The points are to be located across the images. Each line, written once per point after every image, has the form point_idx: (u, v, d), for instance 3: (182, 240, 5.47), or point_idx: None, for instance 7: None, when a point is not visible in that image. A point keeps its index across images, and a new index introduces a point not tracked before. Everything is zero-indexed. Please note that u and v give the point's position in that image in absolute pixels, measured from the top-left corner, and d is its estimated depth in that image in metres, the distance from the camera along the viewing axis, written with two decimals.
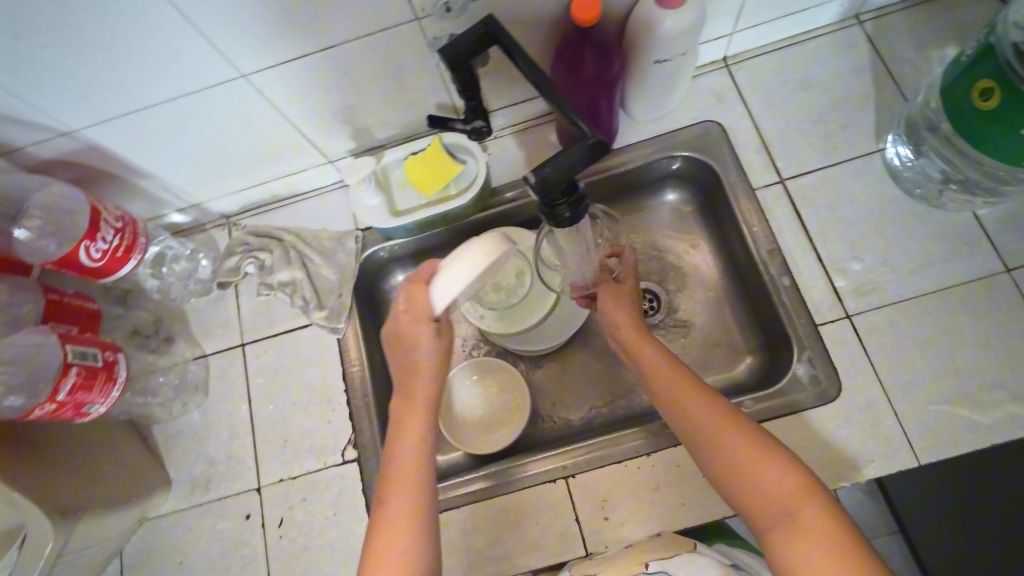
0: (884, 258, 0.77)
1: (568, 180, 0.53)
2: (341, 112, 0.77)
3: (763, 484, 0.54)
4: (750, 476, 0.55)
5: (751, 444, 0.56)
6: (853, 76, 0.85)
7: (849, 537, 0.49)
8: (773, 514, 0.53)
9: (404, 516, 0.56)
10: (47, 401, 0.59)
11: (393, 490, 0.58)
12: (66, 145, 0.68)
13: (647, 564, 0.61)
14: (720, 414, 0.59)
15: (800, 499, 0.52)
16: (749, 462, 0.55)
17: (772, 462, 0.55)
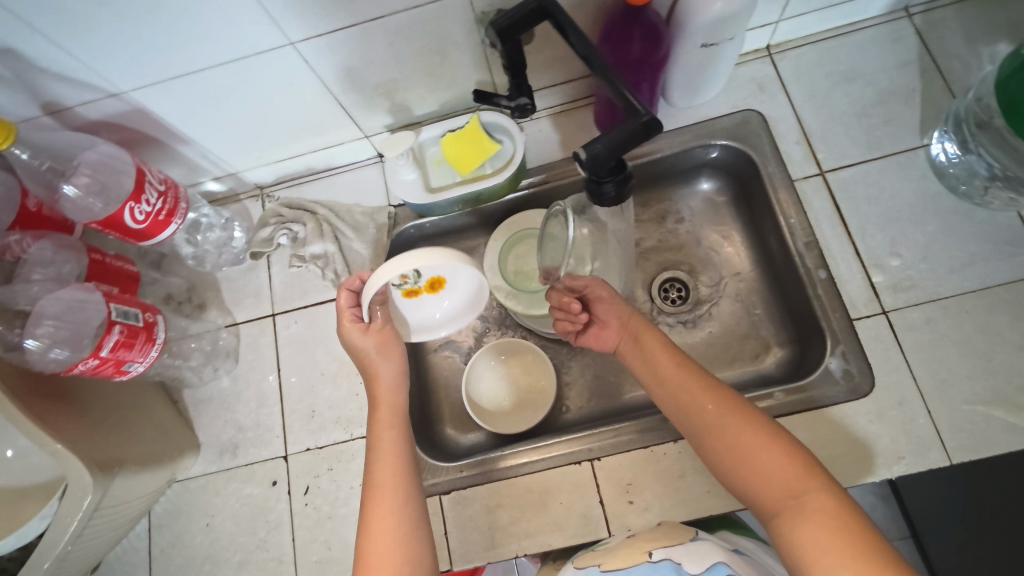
0: (924, 255, 0.76)
1: (617, 157, 0.55)
2: (383, 85, 0.77)
3: (767, 469, 0.55)
4: (753, 463, 0.55)
5: (754, 431, 0.57)
6: (899, 70, 0.84)
7: (853, 518, 0.50)
8: (777, 499, 0.53)
9: (388, 514, 0.59)
10: (91, 356, 0.60)
11: (377, 489, 0.61)
12: (113, 107, 0.69)
13: (650, 553, 0.61)
14: (721, 401, 0.60)
15: (804, 483, 0.53)
16: (752, 449, 0.56)
17: (775, 447, 0.55)
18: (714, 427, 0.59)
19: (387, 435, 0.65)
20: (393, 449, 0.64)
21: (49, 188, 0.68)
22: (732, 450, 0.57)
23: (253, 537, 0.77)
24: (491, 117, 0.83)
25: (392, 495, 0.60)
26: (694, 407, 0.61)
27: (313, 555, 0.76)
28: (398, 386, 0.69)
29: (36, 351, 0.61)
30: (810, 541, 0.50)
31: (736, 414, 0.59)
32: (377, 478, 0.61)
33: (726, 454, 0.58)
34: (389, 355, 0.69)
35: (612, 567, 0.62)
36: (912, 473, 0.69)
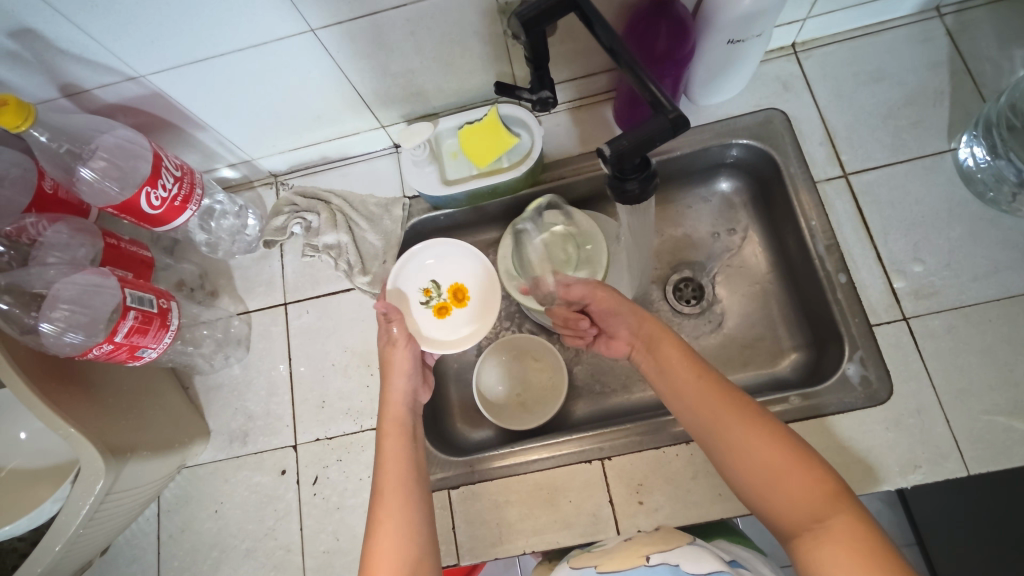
0: (947, 262, 0.74)
1: (642, 154, 0.53)
2: (402, 75, 0.76)
3: (790, 488, 0.53)
4: (775, 482, 0.54)
5: (775, 446, 0.55)
6: (928, 71, 0.82)
7: (879, 541, 0.48)
8: (801, 521, 0.51)
9: (397, 526, 0.59)
10: (106, 341, 0.60)
11: (383, 500, 0.61)
12: (131, 90, 0.69)
13: (648, 557, 0.61)
14: (742, 414, 0.58)
15: (828, 505, 0.51)
16: (774, 467, 0.54)
17: (796, 465, 0.54)
18: (733, 442, 0.57)
19: (391, 451, 0.66)
20: (397, 464, 0.65)
21: (65, 169, 0.67)
22: (753, 468, 0.55)
23: (261, 525, 0.78)
24: (509, 110, 0.82)
25: (397, 508, 0.61)
26: (713, 420, 0.59)
27: (321, 545, 0.76)
28: (403, 405, 0.72)
29: (51, 335, 0.61)
30: (835, 564, 0.48)
31: (758, 429, 0.57)
32: (384, 492, 0.62)
33: (748, 471, 0.56)
34: (399, 371, 0.73)
35: (608, 569, 0.62)
36: (929, 482, 0.68)
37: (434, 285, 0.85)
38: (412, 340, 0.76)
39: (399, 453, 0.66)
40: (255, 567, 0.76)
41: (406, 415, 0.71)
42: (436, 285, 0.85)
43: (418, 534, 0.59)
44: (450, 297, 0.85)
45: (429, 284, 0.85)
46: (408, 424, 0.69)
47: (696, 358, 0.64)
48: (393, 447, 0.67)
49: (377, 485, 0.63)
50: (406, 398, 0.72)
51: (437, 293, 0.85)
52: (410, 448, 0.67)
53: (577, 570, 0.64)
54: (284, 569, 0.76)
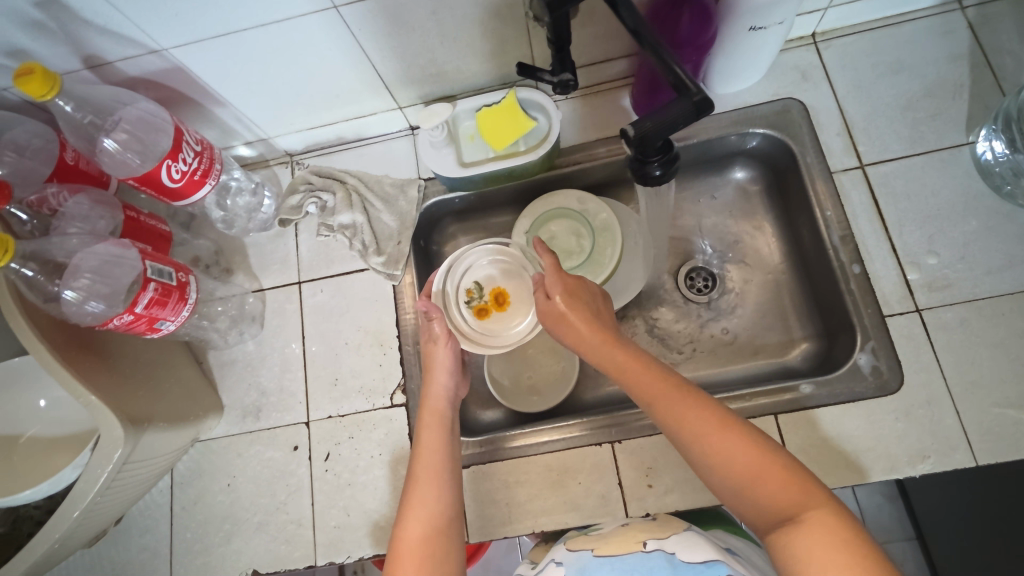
0: (962, 254, 0.75)
1: (665, 137, 0.53)
2: (422, 55, 0.76)
3: (764, 486, 0.50)
4: (748, 484, 0.51)
5: (744, 445, 0.53)
6: (948, 64, 0.81)
7: (857, 535, 0.45)
8: (774, 521, 0.49)
9: (430, 515, 0.60)
10: (126, 312, 0.61)
11: (417, 487, 0.63)
12: (153, 64, 0.69)
13: (645, 542, 0.62)
14: (708, 413, 0.55)
15: (803, 498, 0.49)
16: (743, 468, 0.52)
17: (767, 462, 0.51)
18: (703, 441, 0.54)
19: (430, 443, 0.67)
20: (435, 457, 0.65)
21: (87, 141, 0.68)
22: (725, 468, 0.53)
23: (273, 499, 0.79)
24: (528, 93, 0.82)
25: (430, 499, 0.61)
26: (680, 420, 0.56)
27: (332, 520, 0.77)
28: (446, 399, 0.73)
29: (73, 303, 0.62)
30: (813, 560, 0.45)
31: (725, 429, 0.54)
32: (421, 482, 0.63)
33: (720, 471, 0.53)
34: (443, 368, 0.74)
35: (604, 553, 0.62)
36: (937, 472, 0.69)
37: (477, 286, 0.82)
38: (453, 337, 0.76)
39: (439, 446, 0.67)
40: (266, 540, 0.77)
41: (448, 408, 0.72)
42: (478, 286, 0.82)
43: (449, 526, 0.60)
44: (491, 300, 0.81)
45: (472, 285, 0.81)
46: (448, 416, 0.70)
47: (653, 361, 0.62)
48: (433, 438, 0.68)
49: (413, 473, 0.64)
50: (448, 393, 0.73)
51: (479, 294, 0.81)
52: (450, 440, 0.68)
53: (574, 552, 0.65)
54: (295, 543, 0.77)
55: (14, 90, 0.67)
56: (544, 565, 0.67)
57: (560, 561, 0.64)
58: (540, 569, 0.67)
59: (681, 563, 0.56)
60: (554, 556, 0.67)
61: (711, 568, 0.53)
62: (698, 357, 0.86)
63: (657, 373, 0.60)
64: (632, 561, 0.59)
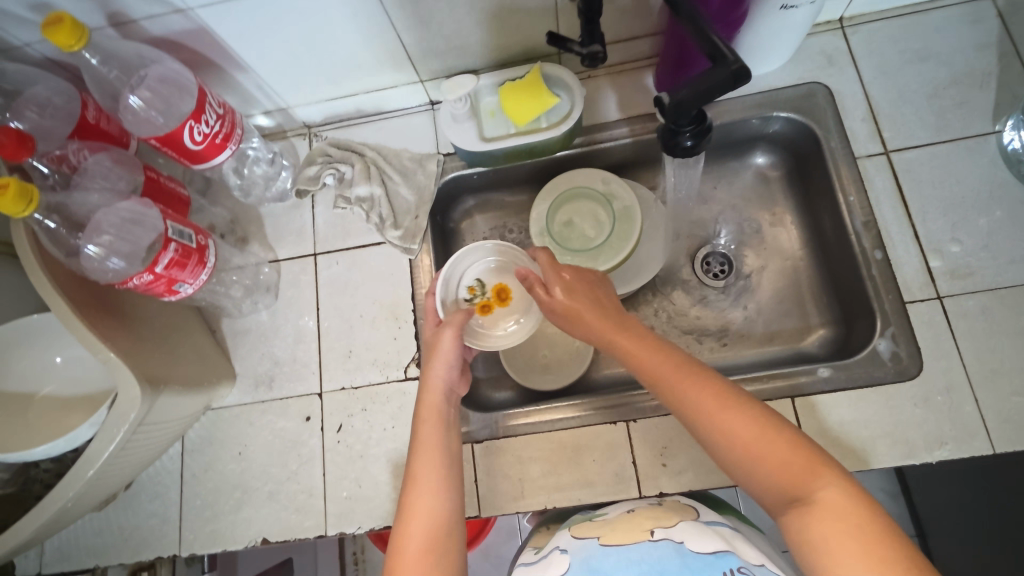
0: (985, 243, 0.74)
1: (701, 107, 0.54)
2: (447, 26, 0.75)
3: (773, 467, 0.50)
4: (757, 466, 0.50)
5: (752, 423, 0.52)
6: (976, 52, 0.81)
7: (874, 518, 0.44)
8: (785, 502, 0.48)
9: (433, 514, 0.56)
10: (146, 271, 0.60)
11: (415, 487, 0.58)
12: (178, 25, 0.68)
13: (652, 531, 0.60)
14: (713, 392, 0.54)
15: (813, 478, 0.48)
16: (752, 451, 0.51)
17: (775, 442, 0.50)
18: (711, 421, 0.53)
19: (429, 441, 0.62)
20: (434, 454, 0.61)
21: (111, 97, 0.68)
22: (733, 449, 0.52)
23: (284, 469, 0.78)
24: (553, 69, 0.81)
25: (432, 498, 0.57)
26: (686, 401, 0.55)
27: (343, 491, 0.77)
28: (443, 392, 0.67)
29: (95, 258, 0.62)
30: (826, 543, 0.45)
31: (731, 407, 0.53)
32: (423, 483, 0.58)
33: (728, 453, 0.52)
34: (443, 357, 0.68)
35: (611, 542, 0.60)
36: (954, 459, 0.68)
37: (479, 283, 0.77)
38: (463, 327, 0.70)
39: (437, 443, 0.62)
40: (277, 509, 0.77)
41: (445, 401, 0.67)
42: (480, 283, 0.77)
43: (451, 528, 0.56)
44: (495, 296, 0.76)
45: (474, 282, 0.76)
46: (447, 413, 0.65)
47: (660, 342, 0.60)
48: (432, 433, 0.63)
49: (411, 471, 0.60)
50: (445, 386, 0.67)
51: (481, 292, 0.76)
52: (449, 438, 0.63)
53: (579, 540, 0.63)
54: (306, 512, 0.77)
55: (38, 46, 0.67)
56: (548, 552, 0.64)
57: (565, 549, 0.62)
58: (543, 555, 0.65)
59: (690, 552, 0.55)
60: (559, 543, 0.65)
61: (721, 561, 0.53)
62: (713, 341, 0.86)
63: (664, 356, 0.58)
64: (641, 551, 0.57)
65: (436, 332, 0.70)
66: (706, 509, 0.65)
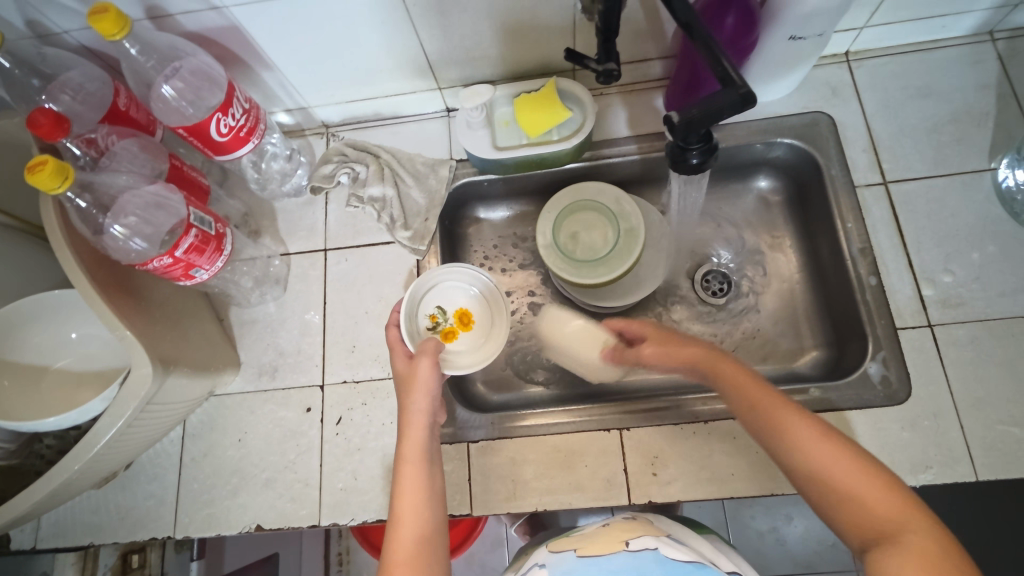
0: (976, 275, 0.76)
1: (709, 126, 0.56)
2: (467, 37, 0.78)
3: (868, 509, 0.50)
4: (847, 502, 0.51)
5: (853, 463, 0.52)
6: (975, 92, 0.84)
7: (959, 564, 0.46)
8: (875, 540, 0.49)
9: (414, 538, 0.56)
10: (167, 254, 0.63)
11: (397, 537, 0.56)
12: (212, 21, 0.71)
13: (629, 541, 0.60)
14: (812, 427, 0.55)
15: (910, 522, 0.49)
16: (846, 487, 0.52)
17: (872, 484, 0.51)
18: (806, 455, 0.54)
19: (410, 482, 0.60)
20: (415, 497, 0.59)
21: (144, 86, 0.71)
22: (824, 484, 0.53)
23: (282, 458, 0.80)
24: (567, 84, 0.84)
25: (413, 524, 0.57)
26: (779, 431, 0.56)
27: (338, 483, 0.78)
28: (425, 427, 0.65)
29: (118, 238, 0.64)
30: None
31: (828, 443, 0.54)
32: (399, 517, 0.58)
33: (815, 484, 0.53)
34: (423, 389, 0.66)
35: (589, 553, 0.61)
36: (938, 483, 0.70)
37: (439, 311, 0.81)
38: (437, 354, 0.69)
39: (417, 481, 0.61)
40: (272, 497, 0.78)
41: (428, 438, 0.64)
42: (441, 311, 0.81)
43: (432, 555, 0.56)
44: (456, 321, 0.81)
45: (435, 310, 0.81)
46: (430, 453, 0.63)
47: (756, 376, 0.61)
48: (412, 475, 0.61)
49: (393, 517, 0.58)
50: (428, 420, 0.65)
51: (443, 319, 0.81)
52: (433, 478, 0.62)
53: (557, 553, 0.63)
54: (301, 501, 0.78)
55: (76, 34, 0.69)
56: (527, 568, 0.64)
57: (544, 563, 0.62)
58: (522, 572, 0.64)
59: (668, 560, 0.56)
60: (537, 559, 0.65)
61: (700, 571, 0.54)
62: None
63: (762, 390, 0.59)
64: (620, 561, 0.58)
65: (410, 364, 0.69)
66: (675, 527, 0.66)
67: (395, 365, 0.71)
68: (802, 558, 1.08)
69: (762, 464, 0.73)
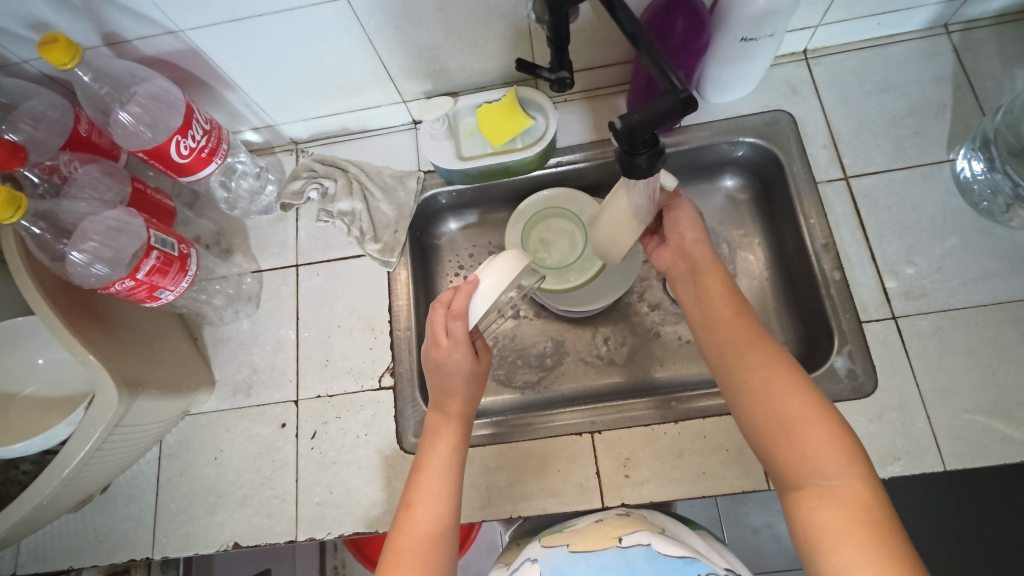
0: (939, 266, 0.77)
1: (653, 131, 0.56)
2: (424, 50, 0.79)
3: (805, 447, 0.52)
4: (792, 442, 0.53)
5: (811, 412, 0.54)
6: (932, 85, 0.85)
7: (880, 515, 0.48)
8: (807, 480, 0.51)
9: (437, 518, 0.60)
10: (128, 278, 0.64)
11: (415, 501, 0.61)
12: (169, 45, 0.71)
13: (620, 538, 0.60)
14: (779, 370, 0.58)
15: (841, 470, 0.50)
16: (796, 429, 0.54)
17: (820, 427, 0.53)
18: (764, 391, 0.57)
19: (437, 454, 0.65)
20: (438, 466, 0.63)
21: (103, 112, 0.72)
22: (773, 418, 0.55)
23: (258, 474, 0.80)
24: (527, 93, 0.84)
25: (429, 508, 0.60)
26: (750, 364, 0.59)
27: (314, 497, 0.78)
28: (469, 405, 0.69)
29: (78, 264, 0.66)
30: (826, 521, 0.49)
31: (792, 386, 0.56)
32: (418, 499, 0.61)
33: (765, 417, 0.56)
34: (477, 378, 0.68)
35: (579, 549, 0.61)
36: (907, 474, 0.70)
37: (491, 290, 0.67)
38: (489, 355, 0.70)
39: (446, 465, 0.64)
40: (249, 514, 0.79)
41: (467, 412, 0.68)
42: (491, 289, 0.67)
43: (445, 539, 0.59)
44: None
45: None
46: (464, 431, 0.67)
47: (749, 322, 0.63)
48: (444, 456, 0.64)
49: (413, 483, 0.63)
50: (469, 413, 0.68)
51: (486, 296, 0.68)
52: (462, 457, 0.65)
53: (549, 548, 0.64)
54: (277, 517, 0.78)
55: (36, 63, 0.70)
56: (518, 564, 0.64)
57: (535, 559, 0.63)
58: (513, 568, 0.64)
59: (658, 556, 0.55)
60: (528, 555, 0.65)
61: (689, 567, 0.52)
62: (682, 356, 0.88)
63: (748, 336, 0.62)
64: (608, 558, 0.57)
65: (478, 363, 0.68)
66: (673, 527, 0.65)
67: (450, 355, 0.66)
68: (795, 553, 1.07)
69: (732, 461, 0.74)
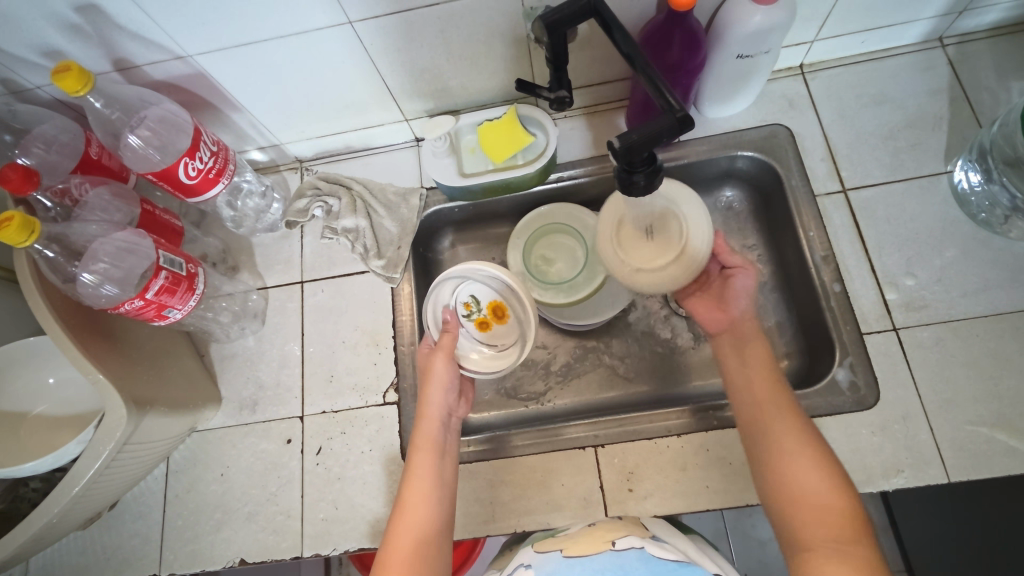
0: (939, 278, 0.77)
1: (650, 149, 0.57)
2: (426, 71, 0.81)
3: (816, 504, 0.55)
4: (799, 497, 0.56)
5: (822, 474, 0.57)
6: (928, 97, 0.85)
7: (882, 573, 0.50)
8: (815, 537, 0.54)
9: (417, 526, 0.63)
10: (137, 297, 0.65)
11: (405, 512, 0.64)
12: (177, 69, 0.73)
13: (613, 542, 0.61)
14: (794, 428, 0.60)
15: (846, 529, 0.53)
16: (802, 485, 0.57)
17: (812, 456, 0.58)
18: (766, 424, 0.62)
19: (422, 466, 0.67)
20: (427, 480, 0.66)
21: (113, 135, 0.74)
22: (784, 477, 0.58)
23: (264, 490, 0.81)
24: (527, 111, 0.85)
25: (414, 514, 0.64)
26: (756, 402, 0.64)
27: (320, 513, 0.79)
28: (439, 420, 0.72)
29: (90, 285, 0.67)
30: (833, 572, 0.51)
31: (795, 419, 0.61)
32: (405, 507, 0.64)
33: (775, 475, 0.59)
34: (439, 383, 0.73)
35: (573, 554, 0.61)
36: (911, 486, 0.70)
37: (473, 300, 0.80)
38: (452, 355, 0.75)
39: (427, 478, 0.66)
40: (255, 530, 0.79)
41: (440, 431, 0.72)
42: (476, 301, 0.81)
43: (428, 546, 0.62)
44: (490, 313, 0.80)
45: (470, 299, 0.80)
46: (443, 441, 0.70)
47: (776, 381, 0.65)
48: (425, 471, 0.67)
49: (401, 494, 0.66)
50: (441, 414, 0.73)
51: (477, 309, 0.81)
52: (440, 472, 0.68)
53: (542, 554, 0.63)
54: (283, 533, 0.79)
55: (48, 88, 0.72)
56: (512, 568, 0.64)
57: (530, 564, 0.62)
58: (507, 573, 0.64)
59: (652, 559, 0.56)
60: (521, 560, 0.64)
61: (683, 569, 0.54)
62: (684, 368, 0.88)
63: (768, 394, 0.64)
64: (603, 561, 0.58)
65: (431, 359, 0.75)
66: (663, 529, 0.66)
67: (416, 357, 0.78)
68: None
69: (736, 475, 0.74)
